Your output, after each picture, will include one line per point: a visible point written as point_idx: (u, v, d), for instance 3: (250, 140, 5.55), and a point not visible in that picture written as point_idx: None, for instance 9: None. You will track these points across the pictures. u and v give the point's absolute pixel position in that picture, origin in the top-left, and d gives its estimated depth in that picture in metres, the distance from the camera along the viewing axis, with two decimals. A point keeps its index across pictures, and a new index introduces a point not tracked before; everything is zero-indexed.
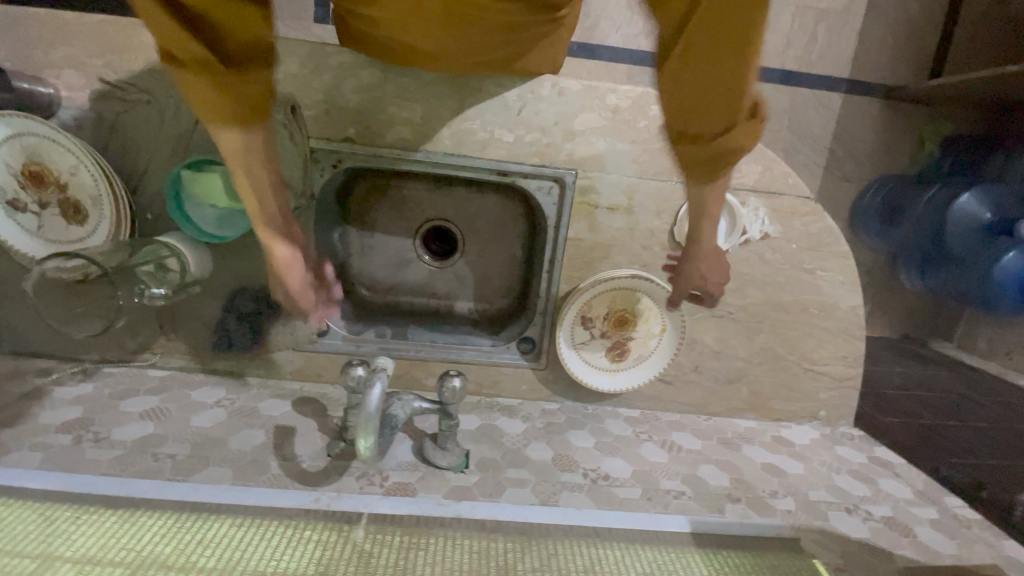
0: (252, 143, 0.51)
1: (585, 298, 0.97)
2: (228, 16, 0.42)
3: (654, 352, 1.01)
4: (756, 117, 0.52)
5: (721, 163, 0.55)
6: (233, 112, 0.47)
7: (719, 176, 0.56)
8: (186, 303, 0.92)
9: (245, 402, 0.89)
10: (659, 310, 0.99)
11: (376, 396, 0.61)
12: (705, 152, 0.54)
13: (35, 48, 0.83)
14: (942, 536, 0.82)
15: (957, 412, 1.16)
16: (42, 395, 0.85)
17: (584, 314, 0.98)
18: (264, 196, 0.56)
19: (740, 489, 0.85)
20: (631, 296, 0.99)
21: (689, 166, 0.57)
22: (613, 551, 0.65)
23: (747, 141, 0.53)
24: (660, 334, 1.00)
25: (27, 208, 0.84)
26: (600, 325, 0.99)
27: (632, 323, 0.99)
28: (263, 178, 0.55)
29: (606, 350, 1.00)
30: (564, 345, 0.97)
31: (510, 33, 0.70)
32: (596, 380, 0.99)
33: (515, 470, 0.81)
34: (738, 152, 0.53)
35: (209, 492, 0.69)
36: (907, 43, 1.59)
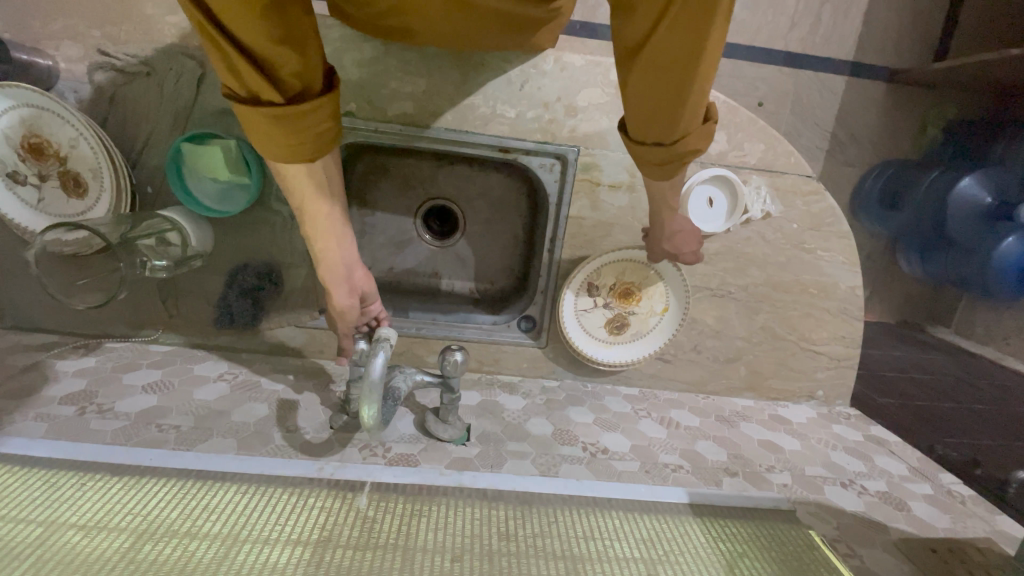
0: (312, 174, 0.57)
1: (595, 265, 0.98)
2: (292, 57, 0.46)
3: (654, 332, 1.01)
4: (710, 120, 0.61)
5: (676, 163, 0.65)
6: (292, 142, 0.52)
7: (671, 172, 0.66)
8: (187, 279, 0.92)
9: (247, 377, 0.90)
10: (664, 288, 1.00)
11: (378, 366, 0.61)
12: (659, 152, 0.63)
13: (32, 19, 0.82)
14: (936, 510, 0.83)
15: (953, 393, 1.18)
16: (44, 368, 0.85)
17: (591, 281, 0.99)
18: (314, 218, 0.62)
19: (738, 463, 0.86)
20: (641, 271, 0.99)
21: (644, 162, 0.66)
22: (613, 520, 0.66)
23: (702, 142, 0.63)
24: (662, 313, 1.01)
25: (27, 181, 0.84)
26: (604, 296, 1.00)
27: (635, 299, 1.00)
28: (318, 203, 0.61)
29: (605, 321, 1.01)
30: (566, 308, 0.98)
31: (502, 21, 0.69)
32: (591, 349, 1.00)
33: (516, 443, 0.82)
34: (689, 155, 0.64)
35: (214, 461, 0.69)
36: (913, 24, 1.57)
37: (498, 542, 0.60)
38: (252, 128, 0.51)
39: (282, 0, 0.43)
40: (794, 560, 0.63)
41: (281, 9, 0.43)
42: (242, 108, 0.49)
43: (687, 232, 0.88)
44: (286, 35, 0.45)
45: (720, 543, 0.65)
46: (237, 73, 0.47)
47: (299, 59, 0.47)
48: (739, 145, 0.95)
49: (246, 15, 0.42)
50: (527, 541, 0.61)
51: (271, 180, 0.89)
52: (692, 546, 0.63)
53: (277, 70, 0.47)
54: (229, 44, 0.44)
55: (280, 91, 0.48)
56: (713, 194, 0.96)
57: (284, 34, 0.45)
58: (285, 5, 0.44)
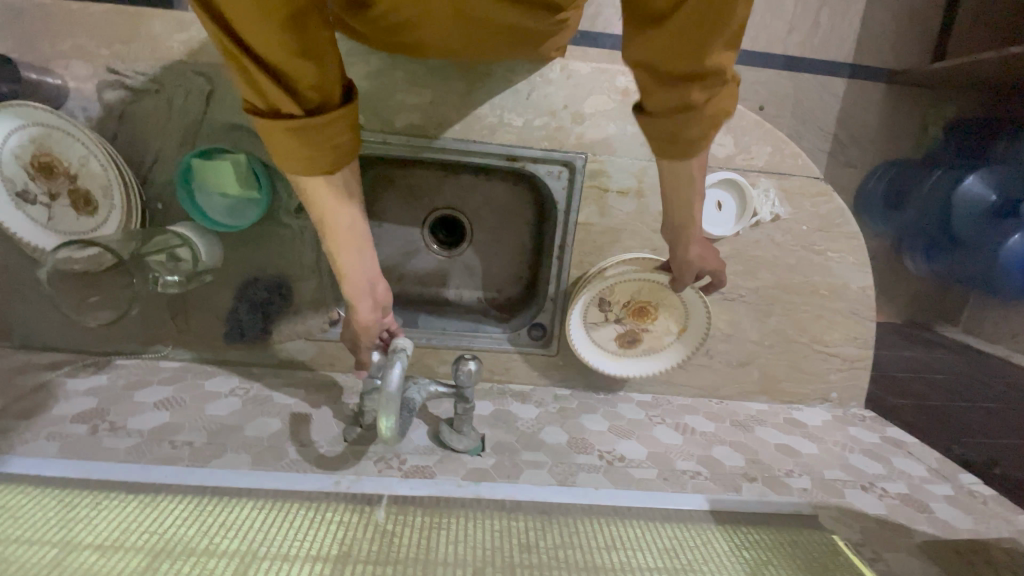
0: (333, 187, 0.56)
1: (611, 282, 0.96)
2: (310, 69, 0.46)
3: (667, 349, 1.01)
4: (733, 80, 0.56)
5: (698, 138, 0.59)
6: (310, 155, 0.51)
7: (694, 149, 0.61)
8: (197, 295, 0.92)
9: (258, 391, 0.89)
10: (683, 309, 0.99)
11: (395, 379, 0.61)
12: (676, 119, 0.58)
13: (42, 39, 0.83)
14: (958, 512, 0.82)
15: (967, 393, 1.17)
16: (54, 387, 0.85)
17: (604, 296, 0.98)
18: (334, 231, 0.61)
19: (756, 468, 0.85)
20: (658, 291, 0.98)
21: (660, 138, 0.61)
22: (634, 529, 0.66)
23: (728, 107, 0.57)
24: (676, 334, 1.00)
25: (37, 200, 0.84)
26: (616, 311, 0.99)
27: (648, 316, 0.99)
28: (338, 216, 0.60)
29: (616, 335, 1.00)
30: (575, 323, 0.97)
31: (509, 34, 0.70)
32: (599, 363, 0.99)
33: (531, 453, 0.81)
34: (713, 124, 0.57)
35: (229, 477, 0.69)
36: (911, 25, 1.58)
37: (519, 555, 0.59)
38: (272, 142, 0.50)
39: (301, 13, 0.44)
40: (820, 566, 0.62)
41: (299, 21, 0.44)
42: (262, 122, 0.49)
43: (707, 249, 0.86)
44: (304, 47, 0.45)
45: (745, 550, 0.64)
46: (257, 85, 0.47)
47: (317, 71, 0.47)
48: (746, 148, 0.95)
49: (264, 27, 0.42)
50: (548, 552, 0.60)
51: (280, 193, 0.89)
52: (717, 554, 0.63)
53: (295, 83, 0.47)
54: (248, 57, 0.44)
55: (299, 103, 0.48)
56: (722, 198, 0.96)
57: (302, 46, 0.45)
58: (304, 19, 0.44)
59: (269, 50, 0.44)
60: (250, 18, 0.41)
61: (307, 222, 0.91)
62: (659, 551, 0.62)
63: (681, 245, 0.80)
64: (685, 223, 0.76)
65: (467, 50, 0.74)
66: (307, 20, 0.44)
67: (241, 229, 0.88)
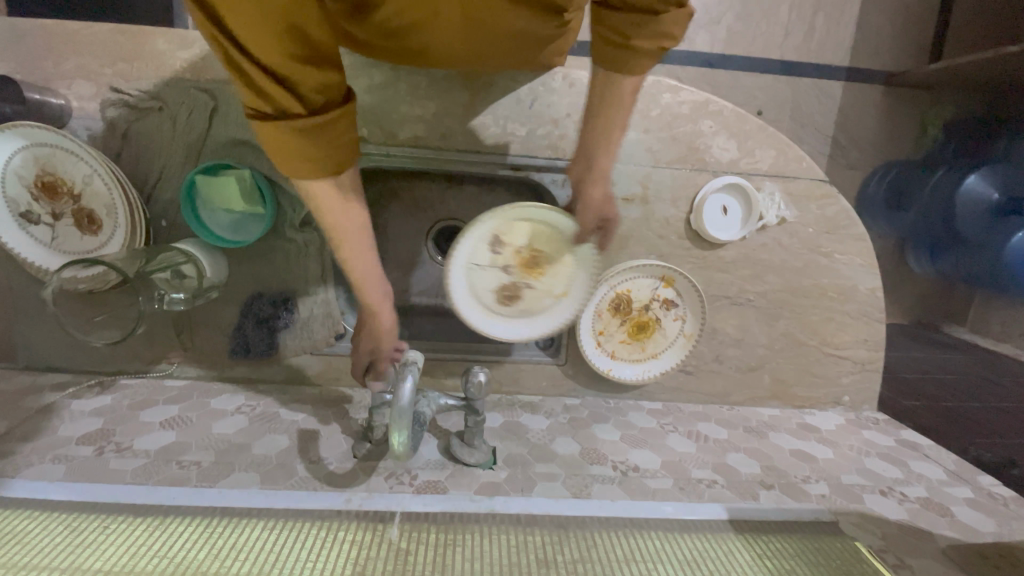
0: (339, 191, 0.55)
1: (506, 217, 0.81)
2: (312, 70, 0.46)
3: (545, 313, 0.87)
4: (685, 5, 0.59)
5: (636, 45, 0.60)
6: (316, 159, 0.50)
7: (627, 56, 0.61)
8: (203, 311, 0.92)
9: (266, 408, 0.88)
10: (573, 271, 0.85)
11: (407, 392, 0.60)
12: (627, 14, 0.59)
13: (45, 60, 0.83)
14: (980, 514, 0.81)
15: (979, 393, 1.15)
16: (59, 408, 0.83)
17: (497, 235, 0.82)
18: (343, 238, 0.60)
19: (773, 475, 0.84)
20: (557, 241, 0.83)
21: (604, 38, 0.62)
22: (653, 542, 0.65)
23: (673, 32, 0.60)
24: (559, 297, 0.86)
25: (41, 220, 0.84)
26: (504, 256, 0.84)
27: (536, 271, 0.85)
28: (347, 222, 0.58)
29: (496, 287, 0.85)
30: (458, 260, 0.80)
31: (512, 39, 0.69)
32: (472, 315, 0.83)
33: (544, 465, 0.80)
34: (652, 37, 0.59)
35: (238, 497, 0.67)
36: (906, 27, 1.59)
37: (538, 572, 0.58)
38: (275, 147, 0.49)
39: (305, 17, 0.43)
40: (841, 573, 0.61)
41: (301, 24, 0.43)
42: (264, 125, 0.48)
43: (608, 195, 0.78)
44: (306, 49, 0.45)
45: (767, 561, 0.63)
46: (261, 89, 0.46)
47: (319, 73, 0.46)
48: (750, 152, 0.95)
49: (266, 28, 0.42)
50: (566, 569, 0.59)
51: (285, 208, 0.89)
52: (737, 566, 0.62)
53: (297, 86, 0.47)
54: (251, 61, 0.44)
55: (302, 104, 0.47)
56: (727, 203, 0.97)
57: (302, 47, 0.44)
58: (307, 23, 0.44)
59: (270, 52, 0.43)
60: (253, 20, 0.41)
61: (311, 236, 0.91)
62: (678, 563, 0.61)
63: (587, 184, 0.76)
64: (601, 150, 0.72)
65: (471, 57, 0.74)
66: (309, 22, 0.44)
67: (247, 245, 0.88)
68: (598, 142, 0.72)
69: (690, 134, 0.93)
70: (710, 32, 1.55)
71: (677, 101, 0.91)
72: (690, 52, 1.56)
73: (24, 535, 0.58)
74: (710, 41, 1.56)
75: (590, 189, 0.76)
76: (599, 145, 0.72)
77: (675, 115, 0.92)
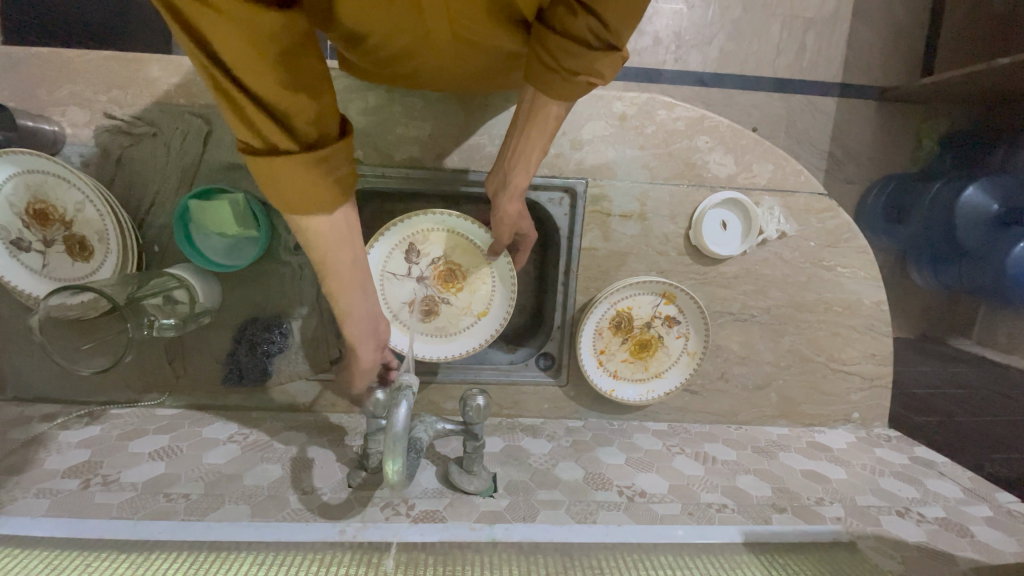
0: (334, 224, 0.54)
1: (423, 228, 0.90)
2: (307, 103, 0.45)
3: (463, 334, 0.92)
4: (620, 49, 0.55)
5: (563, 72, 0.56)
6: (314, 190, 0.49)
7: (555, 81, 0.57)
8: (195, 338, 0.90)
9: (259, 436, 0.85)
10: (489, 291, 0.91)
11: (402, 418, 0.58)
12: (560, 40, 0.54)
13: (39, 88, 0.83)
14: (1001, 534, 0.78)
15: (992, 407, 1.13)
16: (46, 441, 0.81)
17: (414, 245, 0.90)
18: (335, 270, 0.59)
19: (785, 498, 0.81)
20: (471, 257, 0.91)
21: (538, 56, 0.57)
22: (663, 561, 0.63)
23: (603, 73, 0.56)
24: (478, 316, 0.91)
25: (31, 247, 0.83)
26: (422, 267, 0.91)
27: (453, 286, 0.91)
28: (339, 256, 0.57)
29: (412, 299, 0.91)
30: (372, 262, 0.88)
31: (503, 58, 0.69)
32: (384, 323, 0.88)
33: (547, 492, 0.77)
34: (572, 74, 0.56)
35: (228, 530, 0.65)
36: (896, 44, 1.61)
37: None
38: (268, 179, 0.48)
39: (295, 47, 0.42)
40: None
41: (292, 55, 0.42)
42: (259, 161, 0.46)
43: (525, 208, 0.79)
44: (299, 82, 0.44)
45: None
46: (253, 125, 0.45)
47: (313, 105, 0.45)
48: (747, 166, 0.94)
49: (261, 63, 0.40)
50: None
51: (280, 231, 0.88)
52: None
53: (291, 119, 0.45)
54: (244, 97, 0.42)
55: (296, 137, 0.46)
56: (725, 218, 0.96)
57: (295, 80, 0.43)
58: (297, 53, 0.43)
59: (261, 86, 0.42)
60: (245, 56, 0.40)
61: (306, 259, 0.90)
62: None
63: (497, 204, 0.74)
64: (512, 169, 0.69)
65: (465, 76, 0.73)
66: (301, 56, 0.43)
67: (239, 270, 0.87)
68: (510, 156, 0.69)
69: (686, 150, 0.93)
70: (703, 51, 1.57)
71: (672, 118, 0.91)
72: (684, 72, 1.58)
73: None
74: (703, 60, 1.58)
75: (503, 204, 0.73)
76: (513, 161, 0.69)
77: (671, 132, 0.92)
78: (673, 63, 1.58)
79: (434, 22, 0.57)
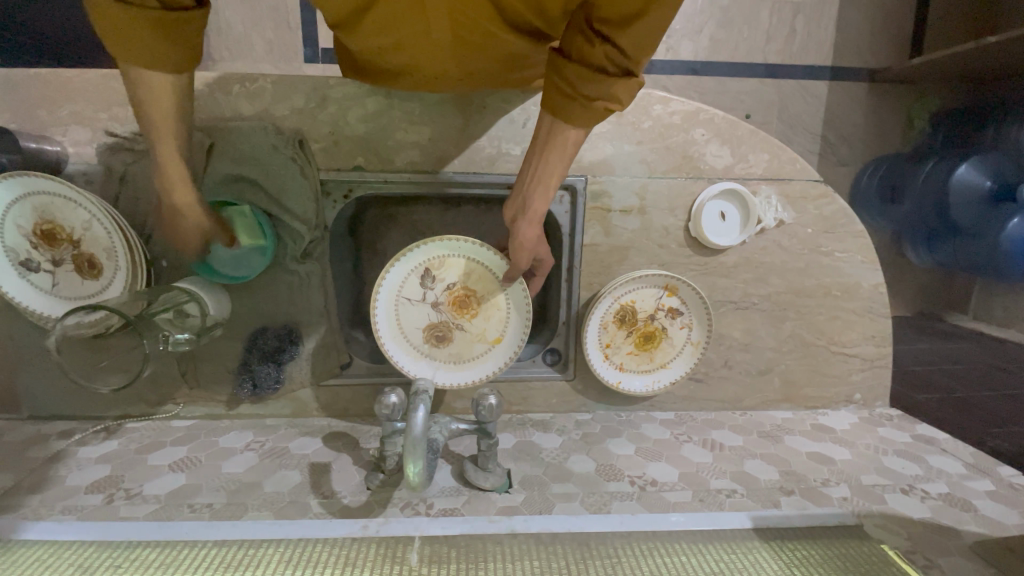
0: (170, 85, 0.65)
1: (439, 253, 0.90)
2: None
3: (474, 360, 0.92)
4: (637, 75, 0.57)
5: (581, 99, 0.57)
6: (154, 49, 0.60)
7: (573, 108, 0.58)
8: (206, 349, 0.91)
9: (275, 443, 0.87)
10: (502, 318, 0.92)
11: (420, 420, 0.60)
12: (576, 68, 0.56)
13: (39, 108, 0.83)
14: (1003, 507, 0.80)
15: (990, 382, 1.15)
16: (67, 457, 0.82)
17: (429, 270, 0.90)
18: (164, 136, 0.69)
19: (792, 480, 0.83)
20: (486, 283, 0.91)
21: (556, 86, 0.59)
22: (679, 553, 0.64)
23: (621, 99, 0.57)
24: (490, 343, 0.92)
25: (41, 268, 0.84)
26: (436, 293, 0.91)
27: (467, 313, 0.92)
28: (168, 123, 0.68)
29: (426, 324, 0.91)
30: (388, 286, 0.88)
31: (502, 61, 0.70)
32: (397, 348, 0.89)
33: (561, 485, 0.79)
34: (588, 103, 0.57)
35: (254, 528, 0.67)
36: (886, 25, 1.61)
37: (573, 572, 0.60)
38: (118, 32, 0.58)
39: None
40: (866, 566, 0.63)
41: None
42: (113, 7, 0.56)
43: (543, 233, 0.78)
44: None
45: (795, 568, 0.62)
46: None
47: None
48: (744, 157, 0.95)
49: None
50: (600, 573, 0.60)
51: (286, 240, 0.89)
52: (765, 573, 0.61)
53: None
54: None
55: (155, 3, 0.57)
56: (724, 208, 0.97)
57: None
58: None
59: None
60: None
61: (314, 267, 0.91)
62: (709, 564, 0.62)
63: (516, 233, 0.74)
64: (532, 193, 0.69)
65: (464, 80, 0.75)
66: None
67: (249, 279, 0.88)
68: (531, 182, 0.69)
69: (683, 144, 0.94)
70: (694, 40, 1.58)
71: (668, 112, 0.92)
72: (676, 61, 1.59)
73: (16, 566, 0.59)
74: (694, 49, 1.58)
75: (522, 229, 0.73)
76: (534, 187, 0.68)
77: (667, 126, 0.93)
78: (665, 53, 1.58)
79: (438, 21, 0.58)
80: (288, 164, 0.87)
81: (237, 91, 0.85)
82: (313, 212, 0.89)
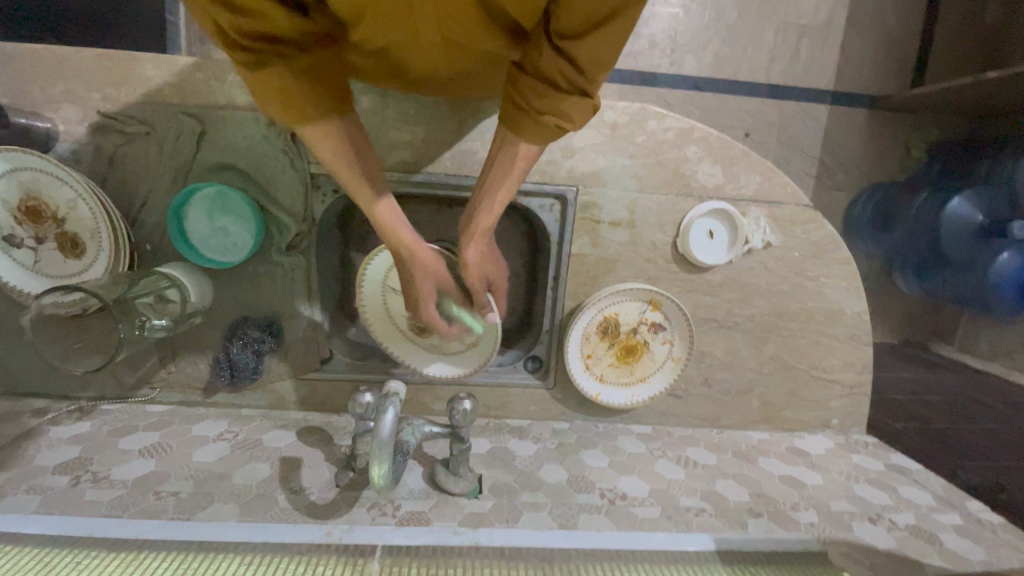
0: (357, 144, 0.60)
1: None
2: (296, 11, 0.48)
3: (456, 356, 0.94)
4: (592, 97, 0.57)
5: (532, 113, 0.57)
6: (311, 103, 0.53)
7: (524, 123, 0.58)
8: (186, 335, 0.91)
9: (248, 435, 0.87)
10: (477, 325, 0.90)
11: (388, 422, 0.60)
12: (531, 81, 0.56)
13: (32, 84, 0.83)
14: (969, 542, 0.80)
15: (967, 415, 1.16)
16: (37, 435, 0.82)
17: None
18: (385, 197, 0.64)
19: (761, 503, 0.83)
20: None
21: (511, 98, 0.59)
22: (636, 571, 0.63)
23: (574, 118, 0.57)
24: (468, 344, 0.92)
25: (23, 244, 0.83)
26: None
27: None
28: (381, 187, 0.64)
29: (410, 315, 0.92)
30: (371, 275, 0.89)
31: (486, 62, 0.69)
32: (387, 333, 0.92)
33: (530, 494, 0.79)
34: (536, 120, 0.57)
35: (215, 530, 0.66)
36: (888, 53, 1.63)
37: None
38: (289, 101, 0.52)
39: None
40: None
41: None
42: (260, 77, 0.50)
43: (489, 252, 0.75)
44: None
45: None
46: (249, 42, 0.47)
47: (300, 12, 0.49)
48: (735, 177, 0.96)
49: None
50: None
51: (271, 232, 0.89)
52: None
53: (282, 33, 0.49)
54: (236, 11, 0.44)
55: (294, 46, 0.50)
56: (712, 227, 0.97)
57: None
58: None
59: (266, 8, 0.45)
60: None
61: (298, 260, 0.90)
62: None
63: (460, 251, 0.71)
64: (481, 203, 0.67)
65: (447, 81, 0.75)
66: None
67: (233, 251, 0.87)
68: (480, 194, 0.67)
69: (675, 160, 0.94)
70: (699, 56, 1.58)
71: (662, 128, 0.93)
72: (679, 75, 1.59)
73: None
74: (698, 64, 1.59)
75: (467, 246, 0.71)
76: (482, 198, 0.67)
77: (660, 141, 0.93)
78: (668, 67, 1.59)
79: (422, 20, 0.55)
80: (279, 155, 0.86)
81: (233, 79, 0.85)
82: (301, 205, 0.89)
